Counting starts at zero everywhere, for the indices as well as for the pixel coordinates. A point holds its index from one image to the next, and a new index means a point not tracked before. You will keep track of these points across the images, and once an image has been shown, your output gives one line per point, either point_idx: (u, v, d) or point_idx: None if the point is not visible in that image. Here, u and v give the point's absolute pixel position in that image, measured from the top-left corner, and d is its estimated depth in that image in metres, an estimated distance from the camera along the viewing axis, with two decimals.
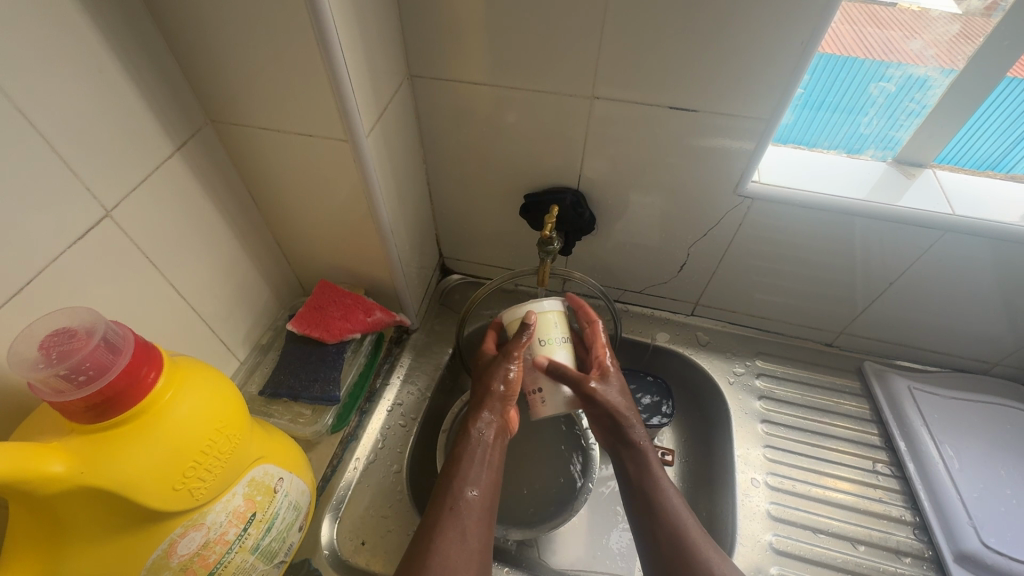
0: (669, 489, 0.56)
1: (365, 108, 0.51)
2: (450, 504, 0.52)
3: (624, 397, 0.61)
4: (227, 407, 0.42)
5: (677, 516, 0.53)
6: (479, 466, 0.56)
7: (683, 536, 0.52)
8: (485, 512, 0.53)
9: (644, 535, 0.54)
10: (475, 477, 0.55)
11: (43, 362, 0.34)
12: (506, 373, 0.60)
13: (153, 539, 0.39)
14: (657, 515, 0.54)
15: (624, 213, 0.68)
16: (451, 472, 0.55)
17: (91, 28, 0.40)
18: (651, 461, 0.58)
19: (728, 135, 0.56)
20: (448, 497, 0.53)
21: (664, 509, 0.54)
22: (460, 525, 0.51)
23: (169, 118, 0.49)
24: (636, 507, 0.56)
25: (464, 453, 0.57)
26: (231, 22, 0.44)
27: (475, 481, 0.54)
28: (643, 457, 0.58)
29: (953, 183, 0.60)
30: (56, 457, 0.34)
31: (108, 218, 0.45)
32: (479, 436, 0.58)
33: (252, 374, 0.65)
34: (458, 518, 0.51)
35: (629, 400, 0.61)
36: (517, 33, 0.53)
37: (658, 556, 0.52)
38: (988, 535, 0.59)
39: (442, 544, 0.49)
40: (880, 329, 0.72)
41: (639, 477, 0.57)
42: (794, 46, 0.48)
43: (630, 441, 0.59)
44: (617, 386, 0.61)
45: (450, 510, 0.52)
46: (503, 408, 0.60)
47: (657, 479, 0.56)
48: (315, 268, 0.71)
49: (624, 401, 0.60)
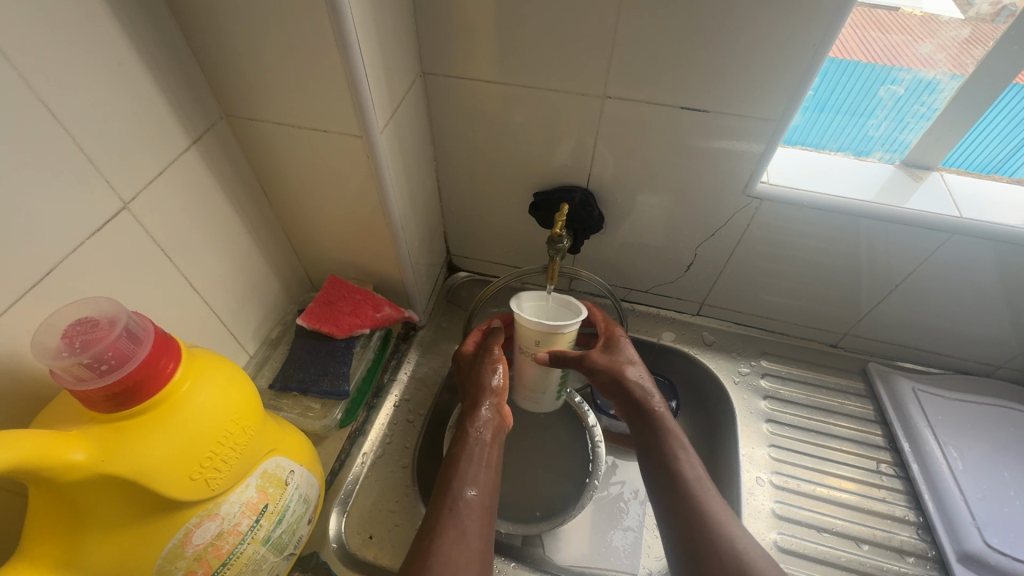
0: (687, 459, 0.56)
1: (379, 105, 0.51)
2: (449, 504, 0.52)
3: (637, 365, 0.63)
4: (243, 399, 0.42)
5: (696, 492, 0.53)
6: (477, 465, 0.56)
7: (700, 510, 0.51)
8: (483, 513, 0.53)
9: (666, 514, 0.54)
10: (473, 476, 0.55)
11: (66, 350, 0.34)
12: (494, 365, 0.64)
13: (169, 528, 0.39)
14: (677, 491, 0.53)
15: (632, 213, 0.68)
16: (451, 473, 0.55)
17: (111, 21, 0.40)
18: (668, 424, 0.58)
19: (739, 136, 0.56)
20: (447, 497, 0.52)
21: (680, 487, 0.54)
22: (460, 524, 0.50)
23: (185, 112, 0.49)
24: (658, 486, 0.56)
25: (463, 454, 0.57)
26: (250, 19, 0.45)
27: (474, 481, 0.54)
28: (658, 421, 0.59)
29: (960, 186, 0.60)
30: (78, 446, 0.34)
31: (125, 210, 0.45)
32: (478, 437, 0.58)
33: (261, 368, 0.65)
34: (458, 518, 0.51)
35: (643, 369, 0.63)
36: (530, 32, 0.53)
37: (681, 535, 0.51)
38: (991, 535, 0.59)
39: (442, 543, 0.48)
40: (884, 331, 0.73)
41: (655, 444, 0.57)
42: (806, 48, 0.49)
43: (645, 407, 0.60)
44: (629, 354, 0.63)
45: (449, 510, 0.51)
46: (496, 402, 0.62)
47: (674, 450, 0.56)
48: (324, 264, 0.71)
49: (635, 370, 0.62)
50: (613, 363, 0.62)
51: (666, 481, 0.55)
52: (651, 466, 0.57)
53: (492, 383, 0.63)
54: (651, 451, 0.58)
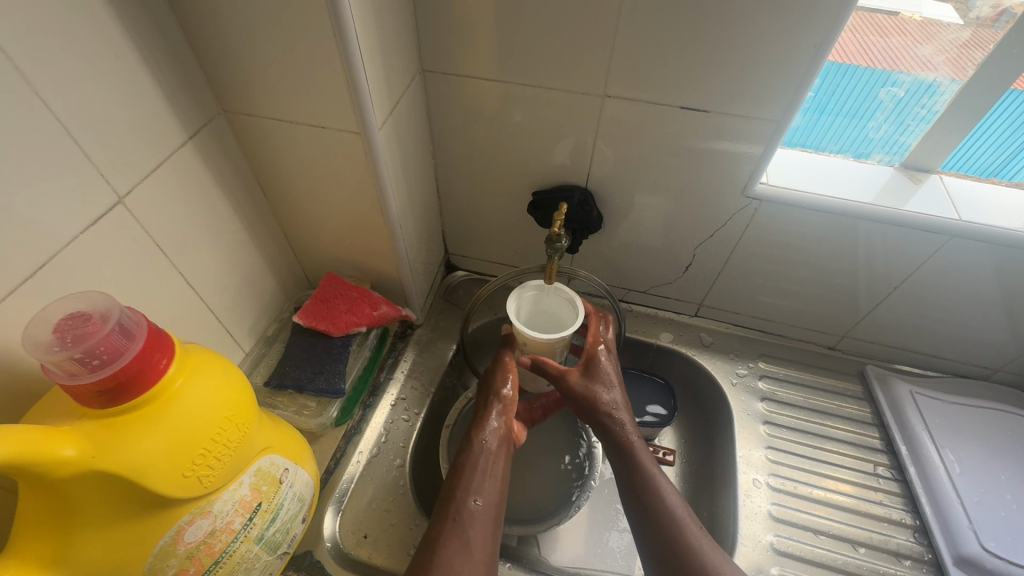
0: (666, 487, 0.55)
1: (378, 101, 0.51)
2: (453, 515, 0.52)
3: (612, 391, 0.61)
4: (238, 396, 0.42)
5: (676, 520, 0.53)
6: (482, 474, 0.56)
7: (684, 536, 0.51)
8: (489, 523, 0.53)
9: (643, 544, 0.54)
10: (478, 486, 0.55)
11: (57, 345, 0.34)
12: (505, 371, 0.65)
13: (161, 526, 0.39)
14: (652, 523, 0.53)
15: (631, 212, 0.68)
16: (454, 482, 0.55)
17: (106, 12, 0.40)
18: (640, 456, 0.57)
19: (738, 136, 0.56)
20: (451, 507, 0.53)
21: (658, 516, 0.53)
22: (463, 535, 0.50)
23: (182, 106, 0.49)
24: (636, 514, 0.55)
25: (468, 462, 0.57)
26: (248, 14, 0.44)
27: (477, 490, 0.54)
28: (629, 453, 0.58)
29: (959, 190, 0.60)
30: (68, 441, 0.34)
31: (120, 205, 0.45)
32: (483, 444, 0.58)
33: (257, 365, 0.65)
34: (462, 528, 0.51)
35: (619, 396, 0.61)
36: (531, 30, 0.53)
37: (661, 564, 0.51)
38: (988, 539, 0.59)
39: (444, 554, 0.49)
40: (881, 333, 0.72)
41: (628, 475, 0.57)
42: (807, 49, 0.48)
43: (619, 437, 0.59)
44: (606, 379, 0.61)
45: (453, 520, 0.51)
46: (506, 414, 0.62)
47: (653, 480, 0.55)
48: (321, 261, 0.71)
49: (610, 396, 0.61)
50: (589, 391, 0.61)
51: (640, 512, 0.55)
52: (624, 496, 0.57)
53: (502, 391, 0.63)
54: (623, 483, 0.57)
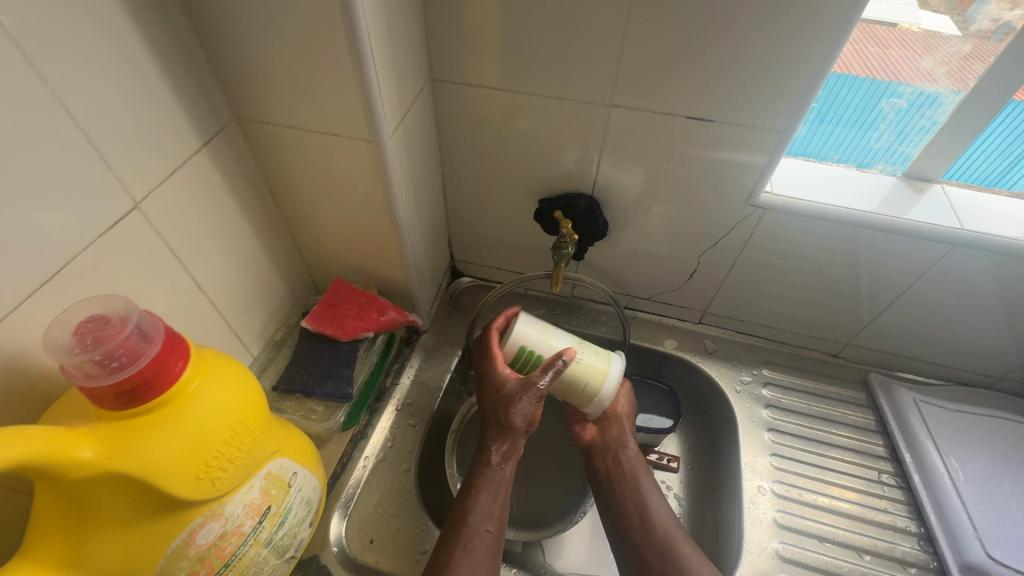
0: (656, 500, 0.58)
1: (389, 109, 0.51)
2: (464, 541, 0.50)
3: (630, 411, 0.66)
4: (250, 400, 0.42)
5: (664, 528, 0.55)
6: (492, 499, 0.53)
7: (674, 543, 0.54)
8: (495, 549, 0.51)
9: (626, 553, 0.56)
10: (488, 512, 0.52)
11: (77, 347, 0.35)
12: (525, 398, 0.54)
13: (173, 529, 0.39)
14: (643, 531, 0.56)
15: (635, 221, 0.69)
16: (463, 506, 0.53)
17: (125, 22, 0.41)
18: (633, 475, 0.60)
19: (743, 146, 0.57)
20: (462, 532, 0.51)
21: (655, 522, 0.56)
22: (473, 564, 0.49)
23: (196, 113, 0.50)
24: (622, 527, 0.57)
25: (479, 486, 0.54)
26: (263, 23, 0.45)
27: (488, 517, 0.52)
28: (631, 476, 0.60)
29: (960, 199, 0.61)
30: (86, 443, 0.34)
31: (137, 210, 0.45)
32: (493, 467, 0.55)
33: (265, 371, 0.65)
34: (471, 555, 0.49)
35: (631, 415, 0.65)
36: (537, 40, 0.54)
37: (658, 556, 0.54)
38: (994, 547, 0.59)
39: None
40: (884, 341, 0.73)
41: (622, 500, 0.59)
42: (812, 61, 0.49)
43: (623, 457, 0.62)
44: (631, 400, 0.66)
45: (463, 547, 0.50)
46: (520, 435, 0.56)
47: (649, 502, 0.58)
48: (329, 266, 0.71)
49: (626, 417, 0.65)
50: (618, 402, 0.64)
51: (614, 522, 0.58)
52: (601, 498, 0.61)
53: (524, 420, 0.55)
54: (603, 485, 0.61)
